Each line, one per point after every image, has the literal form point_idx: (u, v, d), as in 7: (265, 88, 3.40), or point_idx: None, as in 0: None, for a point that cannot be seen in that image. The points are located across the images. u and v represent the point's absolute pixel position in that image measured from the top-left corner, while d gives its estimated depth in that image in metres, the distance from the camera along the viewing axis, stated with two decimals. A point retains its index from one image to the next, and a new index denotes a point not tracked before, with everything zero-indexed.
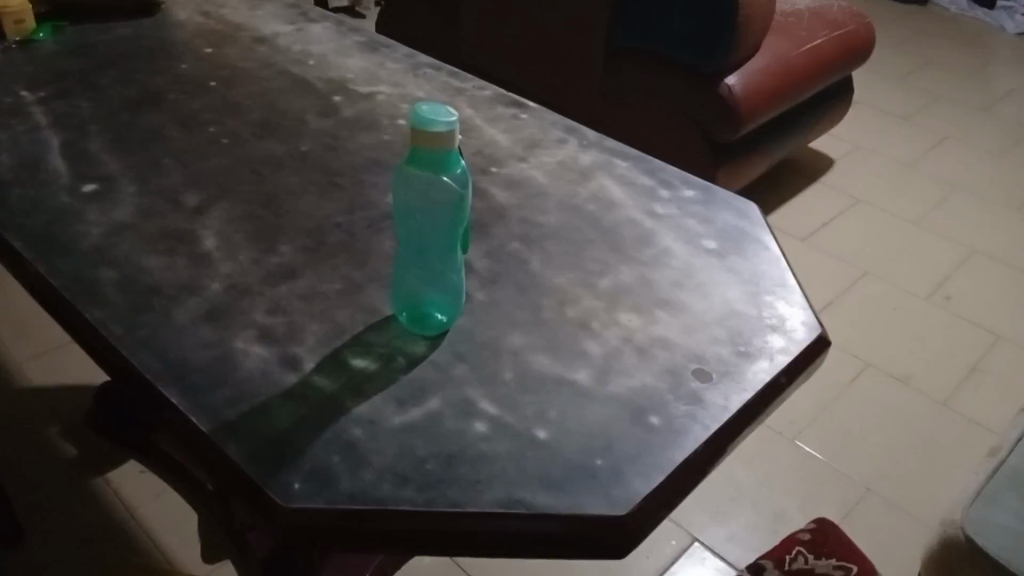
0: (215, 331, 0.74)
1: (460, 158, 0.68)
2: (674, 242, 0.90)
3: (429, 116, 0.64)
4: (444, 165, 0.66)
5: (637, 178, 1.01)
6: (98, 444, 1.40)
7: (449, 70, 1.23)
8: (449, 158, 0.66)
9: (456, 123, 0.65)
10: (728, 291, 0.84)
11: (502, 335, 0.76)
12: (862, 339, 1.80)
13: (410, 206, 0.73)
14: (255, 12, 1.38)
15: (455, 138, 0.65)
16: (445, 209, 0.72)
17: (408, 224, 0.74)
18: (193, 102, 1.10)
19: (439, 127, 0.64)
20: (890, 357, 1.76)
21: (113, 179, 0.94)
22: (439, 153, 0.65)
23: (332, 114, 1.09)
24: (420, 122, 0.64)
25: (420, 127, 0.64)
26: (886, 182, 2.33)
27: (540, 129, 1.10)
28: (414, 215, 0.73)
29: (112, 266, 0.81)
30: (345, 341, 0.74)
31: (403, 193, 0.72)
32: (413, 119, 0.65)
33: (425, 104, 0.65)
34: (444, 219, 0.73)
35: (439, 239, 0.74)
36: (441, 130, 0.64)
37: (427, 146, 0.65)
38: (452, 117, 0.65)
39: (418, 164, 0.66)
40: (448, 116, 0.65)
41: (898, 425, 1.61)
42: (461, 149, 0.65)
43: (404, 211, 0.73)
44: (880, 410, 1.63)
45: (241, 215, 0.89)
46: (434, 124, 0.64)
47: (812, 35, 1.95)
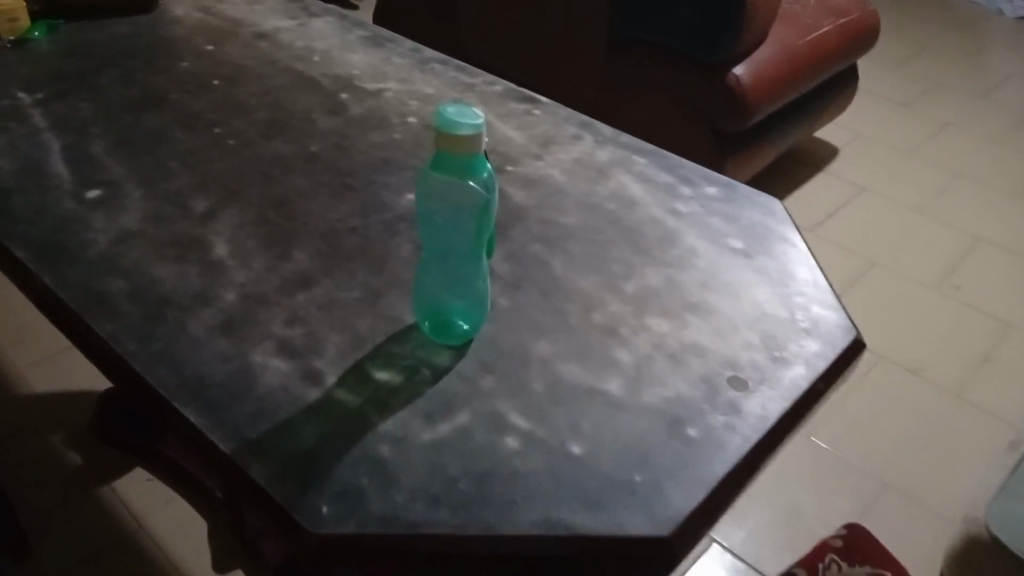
0: (232, 344, 0.71)
1: (486, 162, 0.65)
2: (698, 241, 0.88)
3: (454, 119, 0.61)
4: (470, 170, 0.63)
5: (656, 175, 0.98)
6: (104, 453, 1.37)
7: (457, 64, 1.20)
8: (476, 162, 0.63)
9: (483, 125, 0.62)
10: (757, 292, 0.81)
11: (529, 343, 0.73)
12: (872, 331, 1.77)
13: (432, 211, 0.70)
14: (255, 7, 1.34)
15: (482, 140, 0.62)
16: (469, 214, 0.69)
17: (430, 230, 0.71)
18: (196, 102, 1.07)
19: (465, 130, 0.61)
20: (900, 348, 1.74)
21: (118, 184, 0.91)
22: (465, 157, 0.62)
23: (340, 112, 1.06)
24: (445, 125, 0.61)
25: (446, 129, 0.61)
26: (889, 170, 2.31)
27: (554, 125, 1.07)
28: (437, 220, 0.70)
29: (121, 276, 0.78)
30: (366, 352, 0.71)
31: (424, 198, 0.69)
32: (438, 121, 0.62)
33: (450, 106, 0.62)
34: (467, 223, 0.70)
35: (463, 245, 0.71)
36: (468, 133, 0.61)
37: (452, 150, 0.62)
38: (479, 119, 0.62)
39: (442, 169, 0.64)
40: (474, 118, 0.62)
41: (911, 418, 1.59)
42: (488, 152, 0.63)
43: (426, 216, 0.70)
44: (893, 403, 1.61)
45: (253, 220, 0.86)
46: (461, 126, 0.61)
47: (818, 23, 1.92)
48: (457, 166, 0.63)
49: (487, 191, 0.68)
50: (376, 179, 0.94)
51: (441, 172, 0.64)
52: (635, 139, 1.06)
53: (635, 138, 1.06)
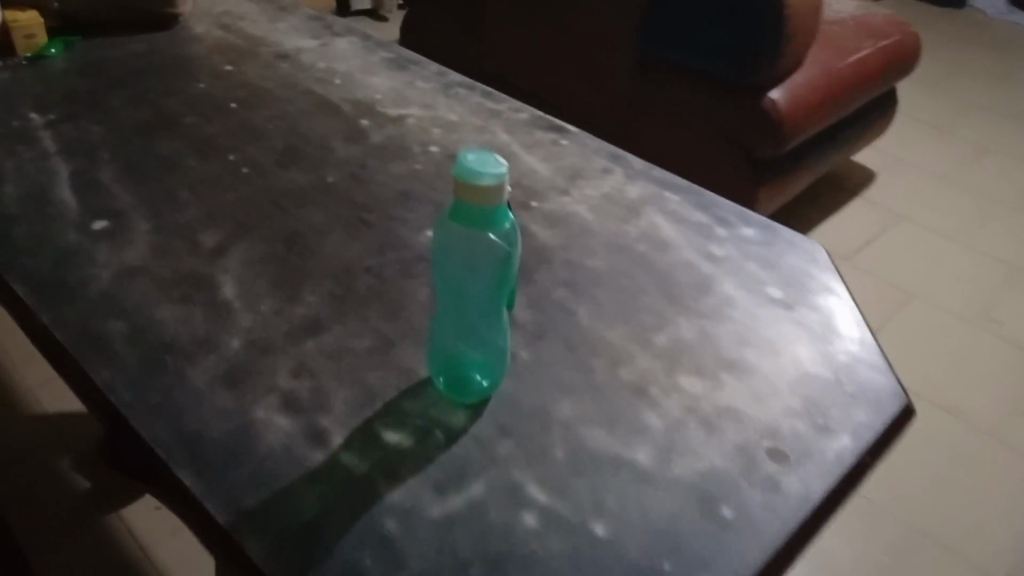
0: (234, 398, 0.67)
1: (509, 212, 0.60)
2: (735, 290, 0.82)
3: (476, 167, 0.57)
4: (491, 222, 0.59)
5: (689, 214, 0.93)
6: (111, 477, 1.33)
7: (483, 90, 1.15)
8: (497, 213, 0.58)
9: (506, 174, 0.57)
10: (799, 351, 0.76)
11: (551, 403, 0.68)
12: (909, 367, 1.70)
13: (450, 259, 0.65)
14: (277, 25, 1.31)
15: (505, 189, 0.58)
16: (490, 263, 0.64)
17: (447, 278, 0.66)
18: (212, 126, 1.03)
19: (487, 180, 0.56)
20: (940, 388, 1.66)
21: (124, 213, 0.87)
22: (486, 209, 0.58)
23: (359, 140, 1.02)
24: (466, 173, 0.57)
25: (466, 178, 0.57)
26: (928, 197, 2.23)
27: (582, 157, 1.02)
28: (455, 268, 0.65)
29: (121, 317, 0.74)
30: (376, 410, 0.66)
31: (443, 245, 0.65)
32: (457, 169, 0.57)
33: (472, 153, 0.57)
34: (487, 273, 0.65)
35: (482, 295, 0.66)
36: (489, 182, 0.57)
37: (473, 200, 0.57)
38: (502, 168, 0.57)
39: (461, 219, 0.59)
40: (497, 167, 0.57)
41: (950, 463, 1.52)
42: (511, 204, 0.58)
43: (444, 264, 0.65)
44: (931, 446, 1.54)
45: (263, 257, 0.81)
46: (482, 176, 0.56)
47: (858, 46, 1.85)
48: (477, 218, 0.58)
49: (509, 240, 0.63)
50: (394, 213, 0.89)
51: (460, 222, 0.59)
52: (667, 174, 1.01)
53: (668, 173, 1.01)
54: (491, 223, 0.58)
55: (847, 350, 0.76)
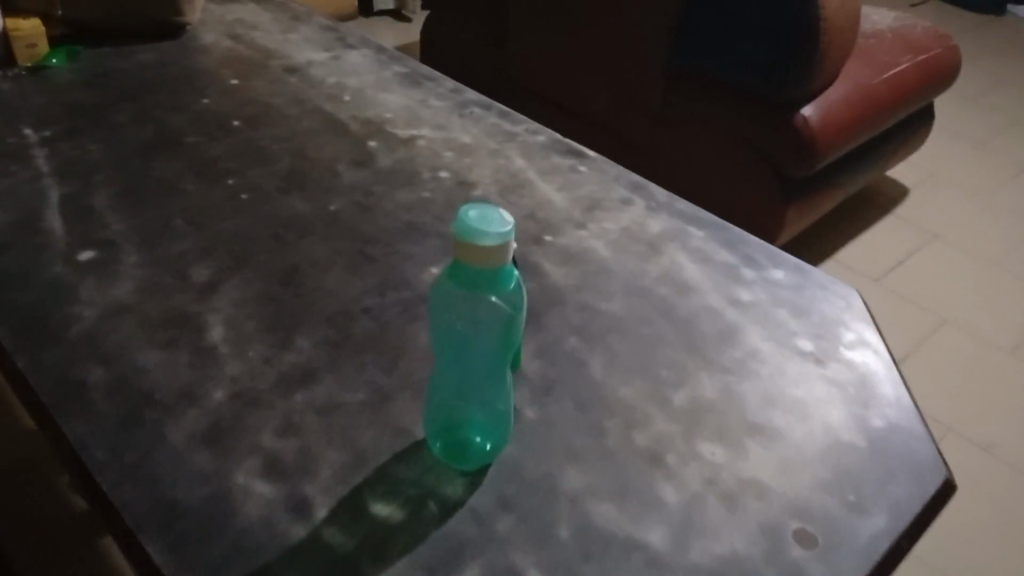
0: (215, 460, 0.62)
1: (514, 271, 0.55)
2: (762, 341, 0.76)
3: (478, 227, 0.51)
4: (495, 284, 0.53)
5: (715, 252, 0.87)
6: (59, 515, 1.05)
7: (499, 109, 1.10)
8: (501, 275, 0.53)
9: (512, 232, 0.52)
10: (832, 413, 0.70)
11: (558, 472, 0.63)
12: (944, 398, 1.61)
13: (449, 318, 0.59)
14: (289, 35, 1.25)
15: (510, 249, 0.52)
16: (493, 322, 0.59)
17: (445, 337, 0.61)
18: (213, 146, 0.98)
19: (490, 240, 0.51)
20: (975, 421, 1.58)
21: (115, 244, 0.82)
22: (489, 271, 0.52)
23: (366, 164, 0.97)
24: (467, 234, 0.51)
25: (467, 238, 0.51)
26: (965, 215, 2.14)
27: (602, 187, 0.96)
28: (454, 327, 0.60)
29: (103, 363, 0.69)
30: (367, 476, 0.61)
31: (440, 302, 0.59)
32: (457, 228, 0.52)
33: (473, 210, 0.52)
34: (490, 332, 0.60)
35: (485, 355, 0.61)
36: (493, 243, 0.51)
37: (475, 262, 0.52)
38: (507, 226, 0.52)
39: (461, 282, 0.54)
40: (502, 225, 0.52)
41: (985, 503, 1.43)
42: (517, 265, 0.53)
43: (442, 322, 0.60)
44: (967, 485, 1.45)
45: (256, 295, 0.76)
46: (485, 236, 0.51)
47: (896, 60, 1.77)
48: (479, 281, 0.53)
49: (514, 299, 0.58)
50: (399, 246, 0.84)
51: (459, 285, 0.54)
52: (691, 206, 0.94)
53: (692, 205, 0.95)
54: (495, 286, 0.53)
55: (881, 412, 0.71)
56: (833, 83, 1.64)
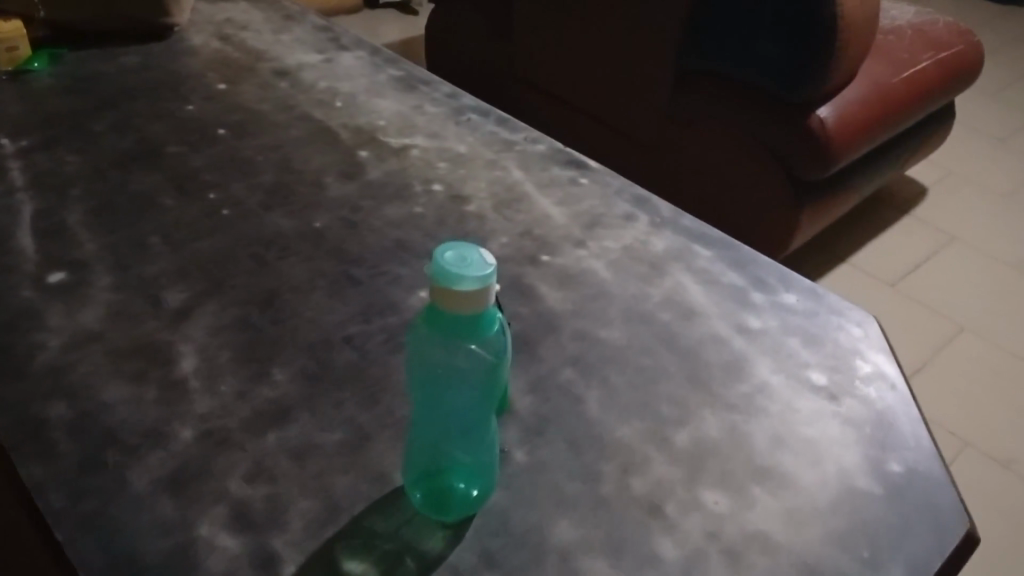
0: (180, 508, 0.58)
1: (497, 313, 0.50)
2: (771, 374, 0.71)
3: (456, 269, 0.47)
4: (477, 329, 0.49)
5: (722, 274, 0.82)
6: None
7: (497, 116, 1.04)
8: (483, 320, 0.48)
9: (493, 275, 0.47)
10: (845, 457, 0.65)
11: (548, 523, 0.58)
12: (960, 410, 1.55)
13: (429, 364, 0.55)
14: (281, 36, 1.21)
15: (492, 291, 0.48)
16: (477, 366, 0.55)
17: (426, 383, 0.56)
18: (195, 157, 0.93)
19: (470, 284, 0.47)
20: (993, 434, 1.52)
21: (86, 265, 0.78)
22: (470, 316, 0.48)
23: (355, 176, 0.92)
24: (444, 278, 0.47)
25: (444, 281, 0.47)
26: (985, 216, 2.07)
27: (603, 201, 0.91)
28: (434, 373, 0.55)
29: (65, 398, 0.65)
30: (340, 528, 0.56)
31: (418, 347, 0.54)
32: (433, 271, 0.47)
33: (450, 251, 0.47)
34: (474, 377, 0.55)
35: (469, 401, 0.56)
36: (473, 286, 0.47)
37: (454, 308, 0.47)
38: (488, 268, 0.47)
39: (439, 328, 0.49)
40: (482, 267, 0.47)
41: (1003, 522, 1.37)
42: (500, 309, 0.48)
43: (421, 367, 0.55)
44: (982, 502, 1.40)
45: (232, 321, 0.72)
46: (463, 279, 0.47)
47: (916, 57, 1.70)
48: (459, 327, 0.48)
49: (498, 341, 0.54)
50: (386, 267, 0.80)
51: (437, 332, 0.49)
52: (698, 222, 0.89)
53: (699, 221, 0.90)
54: (477, 332, 0.49)
55: (898, 455, 0.66)
56: (850, 82, 1.58)
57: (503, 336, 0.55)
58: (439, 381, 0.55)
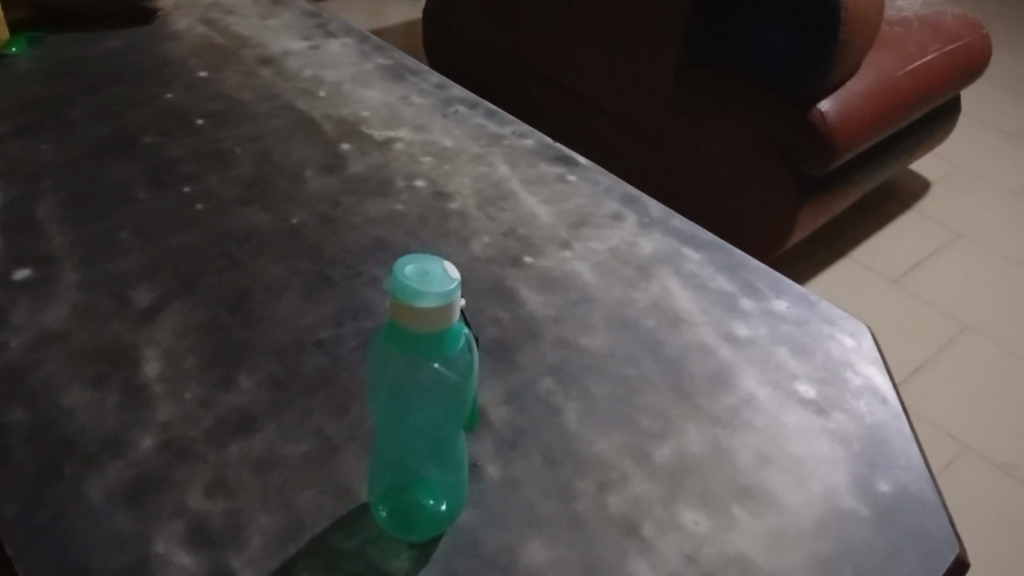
0: (136, 522, 0.55)
1: (462, 329, 0.47)
2: (758, 386, 0.69)
3: (416, 285, 0.44)
4: (441, 346, 0.46)
5: (711, 278, 0.79)
6: None
7: (485, 108, 1.01)
8: (447, 337, 0.46)
9: (456, 289, 0.45)
10: (832, 476, 0.63)
11: (518, 543, 0.56)
12: (959, 412, 1.53)
13: (391, 384, 0.52)
14: (267, 21, 1.17)
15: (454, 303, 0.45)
16: (442, 383, 0.52)
17: (389, 403, 0.54)
18: (172, 149, 0.90)
19: (432, 301, 0.44)
20: (992, 437, 1.50)
21: (54, 261, 0.75)
22: (431, 334, 0.45)
23: (336, 170, 0.89)
24: (404, 293, 0.44)
25: (403, 295, 0.44)
26: (990, 213, 2.04)
27: (591, 199, 0.88)
28: (398, 393, 0.53)
29: (24, 402, 0.63)
30: (302, 547, 0.54)
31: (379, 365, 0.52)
32: (392, 286, 0.44)
33: (409, 264, 0.44)
34: (439, 393, 0.53)
35: (435, 417, 0.54)
36: (435, 303, 0.44)
37: (417, 323, 0.45)
38: (450, 282, 0.44)
39: (400, 346, 0.46)
40: (444, 281, 0.44)
41: (998, 527, 1.35)
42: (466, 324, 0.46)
43: (383, 388, 0.53)
44: (978, 506, 1.38)
45: (200, 323, 0.70)
46: (426, 295, 0.44)
47: (923, 50, 1.66)
48: (421, 345, 0.46)
49: (462, 358, 0.51)
50: (364, 266, 0.77)
51: (398, 348, 0.46)
52: (688, 223, 0.86)
53: (689, 221, 0.87)
54: (439, 349, 0.46)
55: (887, 472, 0.64)
56: (854, 75, 1.54)
57: (468, 351, 0.52)
58: (404, 399, 0.53)
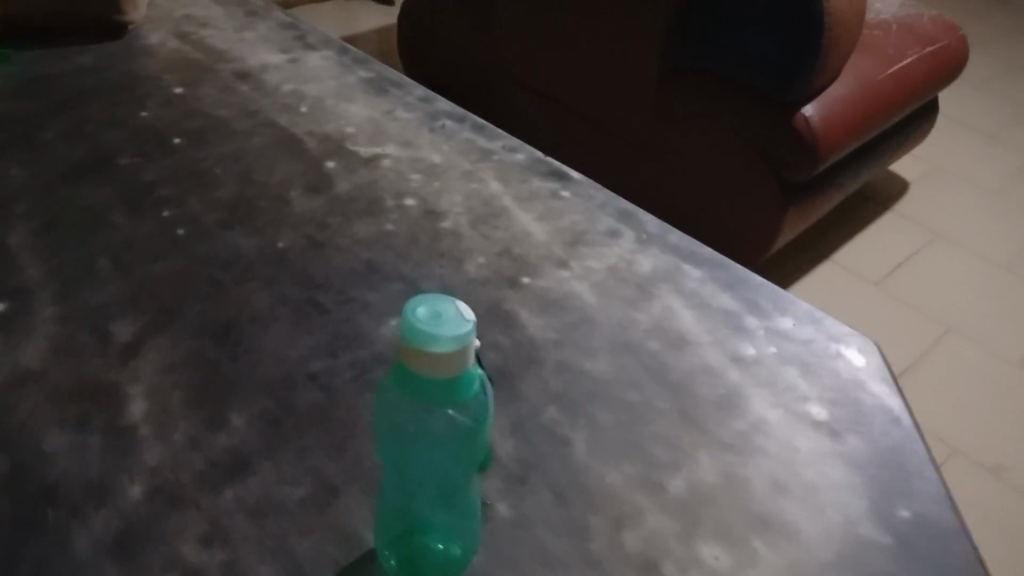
0: None
1: (475, 377, 0.45)
2: (769, 409, 0.67)
3: (428, 330, 0.42)
4: (456, 392, 0.44)
5: (713, 296, 0.77)
6: None
7: (473, 122, 0.99)
8: (459, 384, 0.44)
9: (469, 333, 0.43)
10: (849, 503, 0.61)
11: None
12: (947, 415, 1.53)
13: (403, 424, 0.52)
14: (243, 34, 1.14)
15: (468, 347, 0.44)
16: (453, 424, 0.52)
17: (398, 443, 0.54)
18: (149, 170, 0.87)
19: (445, 345, 0.42)
20: (980, 440, 1.50)
21: (29, 292, 0.71)
22: (442, 380, 0.43)
23: (322, 190, 0.86)
24: (416, 337, 0.42)
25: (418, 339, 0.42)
26: (969, 213, 2.05)
27: (586, 215, 0.86)
28: (407, 433, 0.53)
29: (1, 448, 0.59)
30: None
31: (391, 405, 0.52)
32: (403, 330, 0.43)
33: (422, 307, 0.43)
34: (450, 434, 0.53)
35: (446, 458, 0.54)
36: (448, 348, 0.43)
37: (430, 367, 0.43)
38: (464, 326, 0.43)
39: (410, 392, 0.44)
40: (457, 325, 0.43)
41: (991, 531, 1.35)
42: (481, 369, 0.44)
43: (394, 426, 0.53)
44: (970, 511, 1.38)
45: (186, 357, 0.66)
46: (440, 339, 0.42)
47: (902, 53, 1.66)
48: (432, 393, 0.44)
49: (474, 399, 0.51)
50: (356, 291, 0.74)
51: (409, 397, 0.45)
52: (685, 238, 0.85)
53: (687, 237, 0.85)
54: (452, 396, 0.44)
55: (905, 497, 0.62)
56: (837, 79, 1.54)
57: (480, 392, 0.52)
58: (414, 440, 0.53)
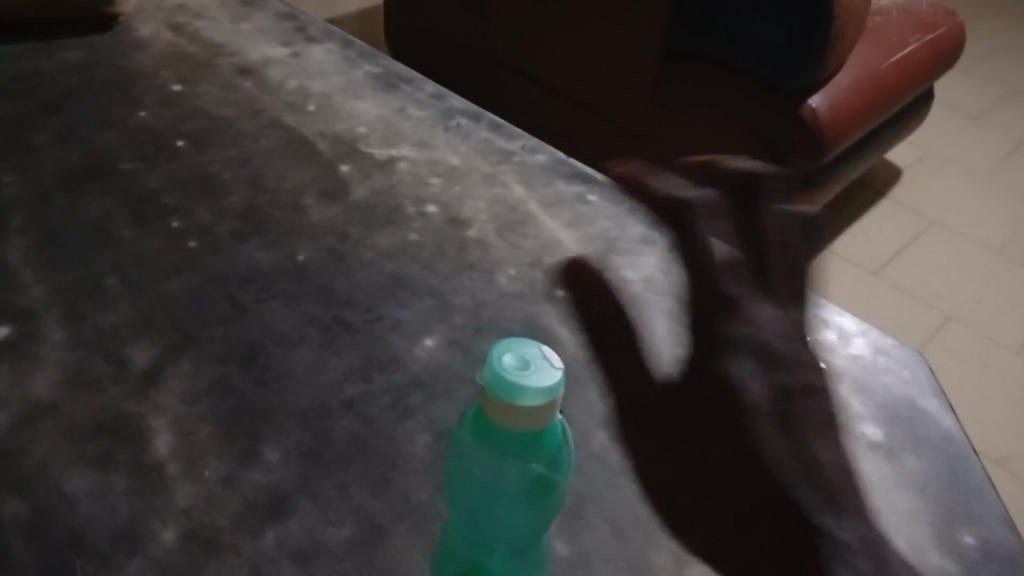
0: None
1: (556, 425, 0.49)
2: (823, 430, 0.65)
3: (515, 380, 0.46)
4: (535, 442, 0.48)
5: (754, 307, 0.74)
6: None
7: (489, 120, 0.95)
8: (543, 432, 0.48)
9: (557, 387, 0.46)
10: (912, 528, 0.59)
11: None
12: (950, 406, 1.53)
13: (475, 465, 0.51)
14: (240, 26, 1.08)
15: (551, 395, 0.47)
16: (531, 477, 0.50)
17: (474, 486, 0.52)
18: (153, 176, 0.81)
19: (533, 398, 0.46)
20: (983, 430, 1.50)
21: (34, 313, 0.66)
22: (527, 432, 0.47)
23: (338, 196, 0.81)
24: (503, 390, 0.46)
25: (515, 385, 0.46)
26: (962, 198, 2.04)
27: (616, 221, 0.82)
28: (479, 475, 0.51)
29: (17, 491, 0.55)
30: None
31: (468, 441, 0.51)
32: (489, 378, 0.46)
33: (509, 356, 0.46)
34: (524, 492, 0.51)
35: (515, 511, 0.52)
36: (536, 401, 0.46)
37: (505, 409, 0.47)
38: (552, 380, 0.46)
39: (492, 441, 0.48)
40: (546, 379, 0.46)
41: None
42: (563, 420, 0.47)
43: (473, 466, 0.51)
44: None
45: (210, 385, 0.62)
46: (524, 393, 0.46)
47: (904, 40, 1.64)
48: (515, 442, 0.48)
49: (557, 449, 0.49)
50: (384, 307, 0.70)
51: (490, 445, 0.48)
52: (719, 244, 0.81)
53: (721, 243, 0.82)
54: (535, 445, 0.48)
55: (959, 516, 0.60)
56: (842, 68, 1.51)
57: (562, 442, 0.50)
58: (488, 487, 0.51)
